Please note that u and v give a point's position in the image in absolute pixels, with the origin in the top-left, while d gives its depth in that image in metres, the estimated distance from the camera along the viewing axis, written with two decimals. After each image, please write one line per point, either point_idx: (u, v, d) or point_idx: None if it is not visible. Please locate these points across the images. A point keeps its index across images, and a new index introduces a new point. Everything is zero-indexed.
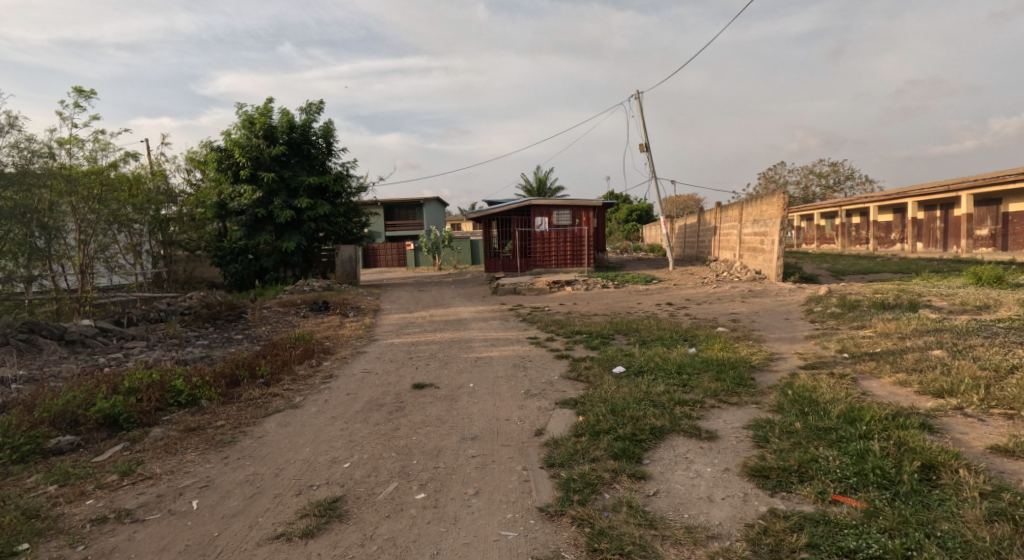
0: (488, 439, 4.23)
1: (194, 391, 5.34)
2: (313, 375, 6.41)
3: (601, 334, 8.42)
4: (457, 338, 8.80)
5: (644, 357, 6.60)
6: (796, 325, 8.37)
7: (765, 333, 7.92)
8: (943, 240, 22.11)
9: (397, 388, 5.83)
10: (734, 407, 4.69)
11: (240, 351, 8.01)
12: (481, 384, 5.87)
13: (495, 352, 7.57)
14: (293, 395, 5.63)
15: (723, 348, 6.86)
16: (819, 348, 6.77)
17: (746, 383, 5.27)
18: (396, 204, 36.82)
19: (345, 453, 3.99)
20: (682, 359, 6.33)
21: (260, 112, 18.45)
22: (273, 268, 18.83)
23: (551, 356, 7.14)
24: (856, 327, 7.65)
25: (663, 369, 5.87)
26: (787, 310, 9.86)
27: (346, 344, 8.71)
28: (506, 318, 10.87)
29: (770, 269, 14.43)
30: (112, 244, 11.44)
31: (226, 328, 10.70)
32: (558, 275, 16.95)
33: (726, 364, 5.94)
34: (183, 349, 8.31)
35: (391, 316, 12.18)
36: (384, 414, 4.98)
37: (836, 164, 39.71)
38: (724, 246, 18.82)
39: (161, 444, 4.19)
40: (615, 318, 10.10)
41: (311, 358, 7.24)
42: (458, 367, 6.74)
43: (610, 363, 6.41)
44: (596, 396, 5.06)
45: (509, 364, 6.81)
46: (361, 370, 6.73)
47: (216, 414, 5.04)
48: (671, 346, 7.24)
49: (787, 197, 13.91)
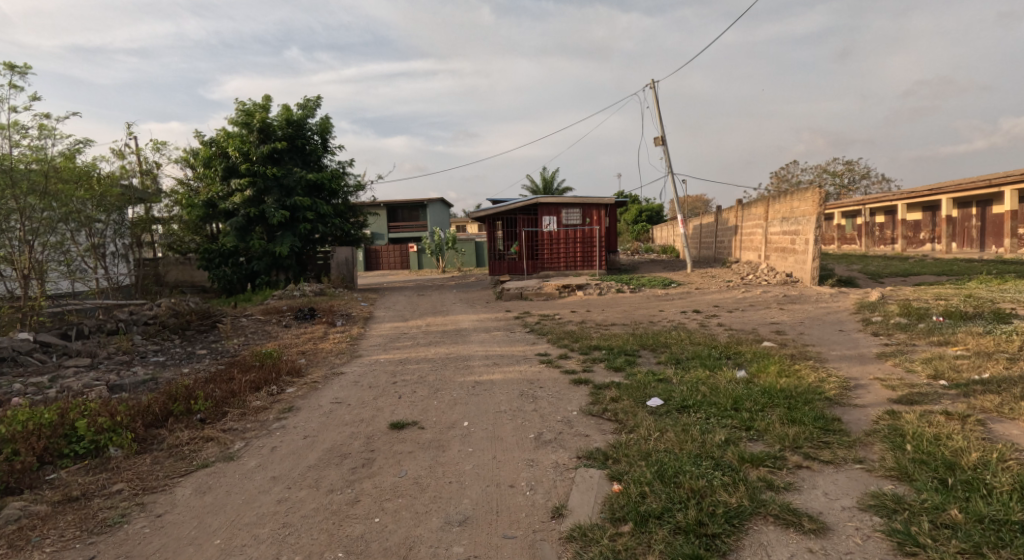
0: (483, 526, 2.94)
1: (99, 436, 4.10)
2: (267, 409, 5.12)
3: (625, 351, 7.05)
4: (453, 354, 7.45)
5: (685, 385, 5.23)
6: (860, 340, 6.95)
7: (824, 351, 6.52)
8: (980, 239, 20.60)
9: (370, 429, 4.53)
10: (830, 469, 3.32)
11: (193, 372, 6.79)
12: (480, 423, 4.55)
13: (498, 375, 6.20)
14: (235, 440, 4.36)
15: (783, 371, 5.48)
16: (904, 373, 5.37)
17: (834, 425, 3.91)
18: (399, 205, 35.58)
19: (273, 551, 2.76)
20: (735, 388, 4.96)
21: (255, 105, 17.12)
22: (264, 271, 17.70)
23: (566, 381, 5.78)
24: (938, 343, 6.25)
25: (715, 405, 4.52)
26: (839, 320, 8.45)
27: (323, 363, 7.38)
28: (511, 329, 9.52)
29: (804, 272, 13.03)
30: (68, 245, 10.28)
31: (192, 340, 9.53)
32: (568, 278, 15.62)
33: (798, 396, 4.59)
34: (129, 370, 7.10)
35: (383, 325, 10.93)
36: (345, 473, 3.71)
37: (852, 163, 38.13)
38: (747, 247, 17.44)
39: (10, 531, 2.97)
40: (637, 329, 8.74)
41: (272, 384, 5.95)
42: (451, 397, 5.38)
43: (642, 393, 5.06)
44: (636, 449, 3.73)
45: (514, 393, 5.45)
46: (330, 400, 5.42)
47: (120, 472, 3.78)
48: (716, 368, 5.87)
49: (823, 192, 12.47)
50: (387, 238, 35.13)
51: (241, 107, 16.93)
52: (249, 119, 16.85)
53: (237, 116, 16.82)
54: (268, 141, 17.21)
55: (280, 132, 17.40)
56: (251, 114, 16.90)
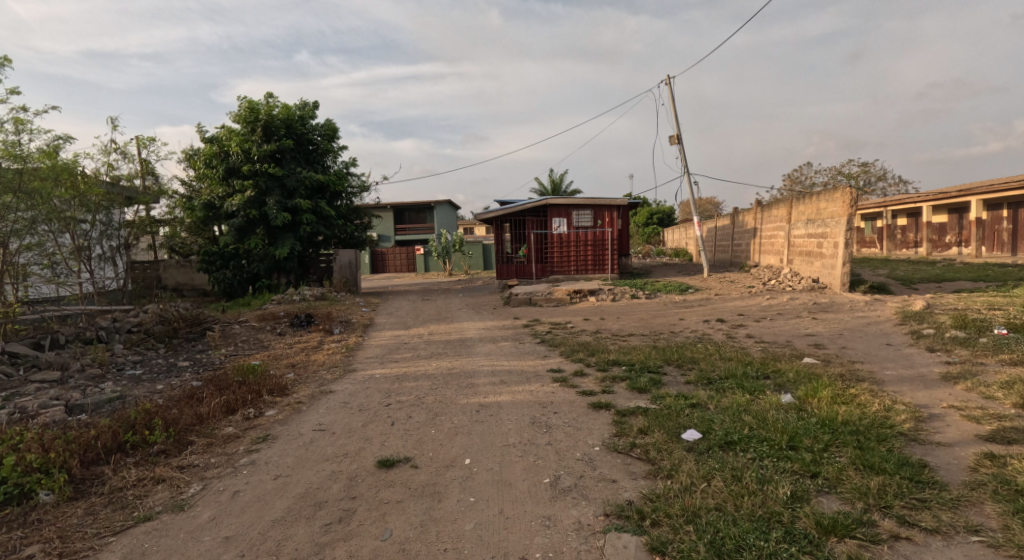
0: None
1: (24, 479, 3.40)
2: (237, 439, 4.42)
3: (648, 368, 6.27)
4: (456, 370, 6.71)
5: (724, 414, 4.46)
6: (916, 359, 6.12)
7: (877, 371, 5.71)
8: (1013, 243, 19.63)
9: (353, 468, 3.80)
10: (939, 543, 2.55)
11: (168, 389, 6.11)
12: (484, 462, 3.84)
13: (505, 396, 5.46)
14: (192, 481, 3.65)
15: (838, 397, 4.68)
16: (982, 400, 4.58)
17: (925, 473, 3.14)
18: (405, 208, 35.02)
19: None
20: (787, 419, 4.18)
21: (261, 101, 16.46)
22: (265, 274, 17.07)
23: (583, 405, 5.01)
24: (1012, 363, 5.44)
25: (768, 442, 3.75)
26: (884, 332, 7.62)
27: (312, 379, 6.66)
28: (520, 339, 8.80)
29: (833, 278, 12.20)
30: (49, 247, 9.66)
31: (176, 351, 8.87)
32: (579, 283, 14.83)
33: (867, 431, 3.81)
34: (97, 385, 6.41)
35: (383, 334, 10.22)
36: (315, 533, 3.00)
37: (867, 164, 37.12)
38: (767, 251, 16.59)
39: None
40: (658, 341, 7.95)
41: (249, 406, 5.24)
42: (451, 425, 4.63)
43: (674, 424, 4.30)
44: (679, 505, 2.97)
45: (525, 420, 4.68)
46: (312, 427, 4.70)
47: (41, 528, 3.10)
48: (756, 392, 5.08)
49: (855, 192, 11.64)
50: (394, 240, 34.52)
51: (247, 103, 16.31)
52: (252, 117, 16.20)
53: (241, 113, 16.15)
54: (271, 140, 16.51)
55: (284, 131, 16.70)
56: (256, 110, 16.19)
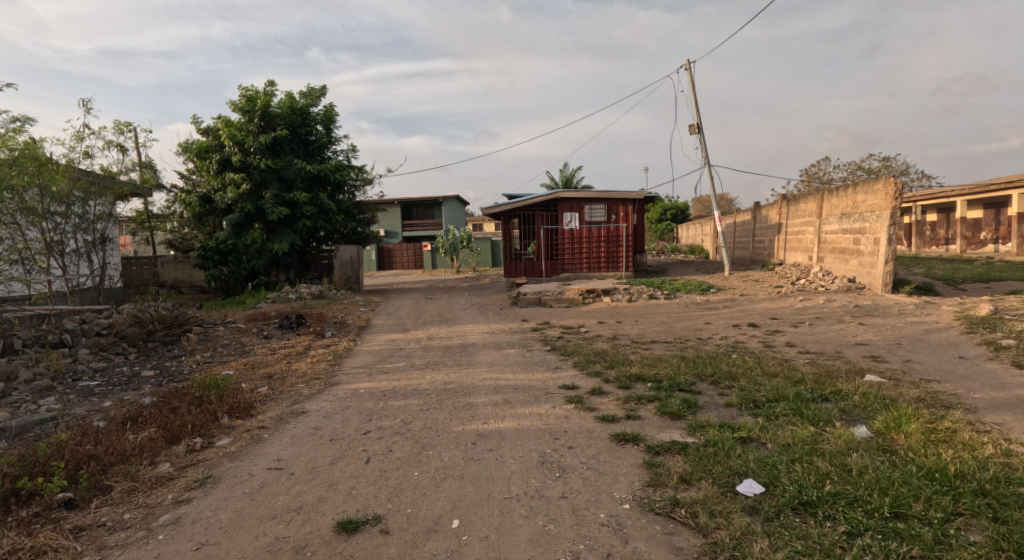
0: None
1: None
2: (168, 483, 3.50)
3: (679, 387, 5.24)
4: (453, 385, 5.74)
5: (791, 456, 3.43)
6: (1005, 378, 5.04)
7: (962, 394, 4.65)
8: None
9: (304, 534, 2.86)
10: None
11: (113, 408, 5.19)
12: (477, 527, 2.88)
13: (508, 422, 4.48)
14: (85, 553, 2.77)
15: (931, 433, 3.64)
16: None
17: None
18: (414, 203, 34.13)
19: None
20: (877, 468, 3.16)
21: (261, 91, 15.58)
22: (264, 271, 16.11)
23: (604, 438, 4.01)
24: None
25: (863, 505, 2.75)
26: (951, 342, 6.54)
27: (286, 395, 5.72)
28: (528, 346, 7.84)
29: (873, 278, 11.10)
30: (13, 240, 8.84)
31: (146, 358, 7.99)
32: (592, 282, 13.80)
33: (997, 492, 2.80)
34: (37, 401, 5.51)
35: (378, 338, 9.28)
36: None
37: (889, 159, 35.74)
38: (794, 248, 15.48)
39: None
40: (686, 351, 6.93)
41: (197, 435, 4.32)
42: (439, 466, 3.65)
43: (725, 470, 3.30)
44: None
45: (533, 461, 3.69)
46: (267, 466, 3.76)
47: None
48: (821, 424, 4.06)
49: (899, 182, 10.49)
50: (401, 236, 33.67)
51: (245, 92, 15.43)
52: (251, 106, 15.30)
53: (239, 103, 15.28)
54: (269, 130, 15.61)
55: (284, 121, 15.82)
56: (255, 100, 15.31)
